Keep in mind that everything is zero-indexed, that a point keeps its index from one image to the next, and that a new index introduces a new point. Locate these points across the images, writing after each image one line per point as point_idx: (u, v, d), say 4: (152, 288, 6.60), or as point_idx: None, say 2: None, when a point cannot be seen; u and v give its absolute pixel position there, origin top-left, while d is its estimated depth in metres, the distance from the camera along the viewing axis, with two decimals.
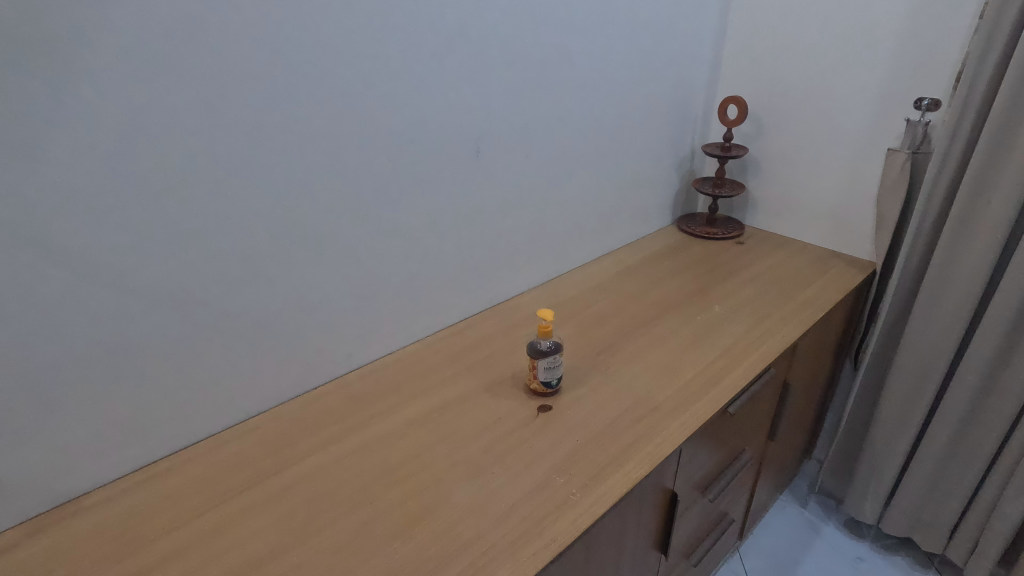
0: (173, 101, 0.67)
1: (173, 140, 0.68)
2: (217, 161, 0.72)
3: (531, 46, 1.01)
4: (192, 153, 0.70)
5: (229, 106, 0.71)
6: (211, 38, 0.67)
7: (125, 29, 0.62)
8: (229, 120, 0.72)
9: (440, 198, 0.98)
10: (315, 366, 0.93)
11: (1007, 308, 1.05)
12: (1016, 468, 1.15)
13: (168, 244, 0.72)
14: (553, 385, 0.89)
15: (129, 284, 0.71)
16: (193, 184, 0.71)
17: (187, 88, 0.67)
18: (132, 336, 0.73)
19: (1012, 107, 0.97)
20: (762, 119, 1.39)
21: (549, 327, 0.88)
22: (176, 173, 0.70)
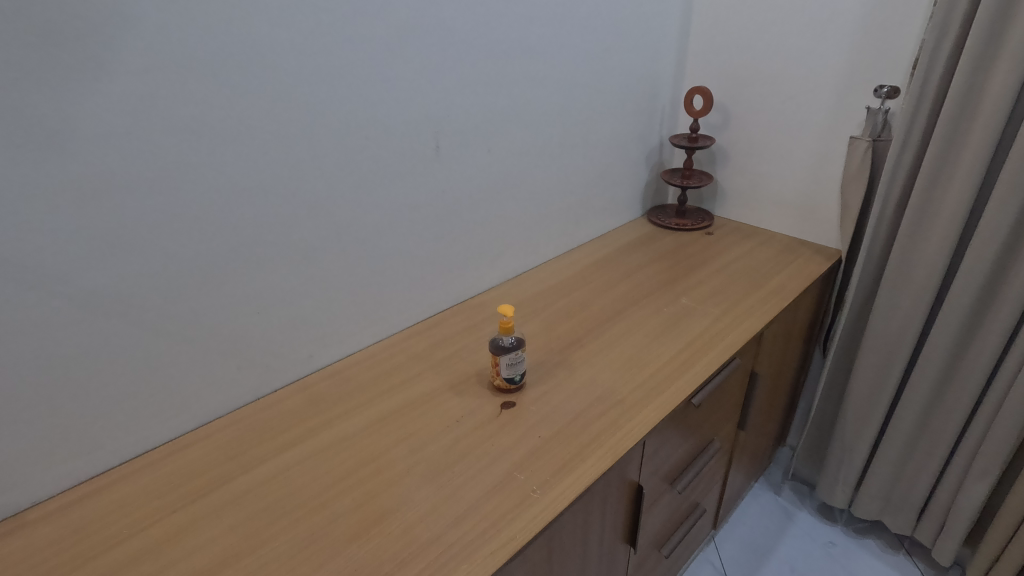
0: (109, 96, 0.64)
1: (110, 140, 0.66)
2: (159, 161, 0.70)
3: (491, 39, 0.99)
4: (131, 154, 0.67)
5: (171, 104, 0.69)
6: (147, 34, 0.65)
7: (51, 26, 0.59)
8: (171, 119, 0.69)
9: (401, 195, 0.97)
10: (275, 369, 0.91)
11: (966, 292, 1.07)
12: (979, 450, 1.16)
13: (108, 248, 0.69)
14: (516, 380, 0.88)
15: (68, 291, 0.68)
16: (134, 184, 0.69)
17: (123, 87, 0.65)
18: (74, 344, 0.70)
19: (967, 92, 0.98)
20: (728, 110, 1.40)
21: (509, 323, 0.86)
22: (116, 174, 0.67)
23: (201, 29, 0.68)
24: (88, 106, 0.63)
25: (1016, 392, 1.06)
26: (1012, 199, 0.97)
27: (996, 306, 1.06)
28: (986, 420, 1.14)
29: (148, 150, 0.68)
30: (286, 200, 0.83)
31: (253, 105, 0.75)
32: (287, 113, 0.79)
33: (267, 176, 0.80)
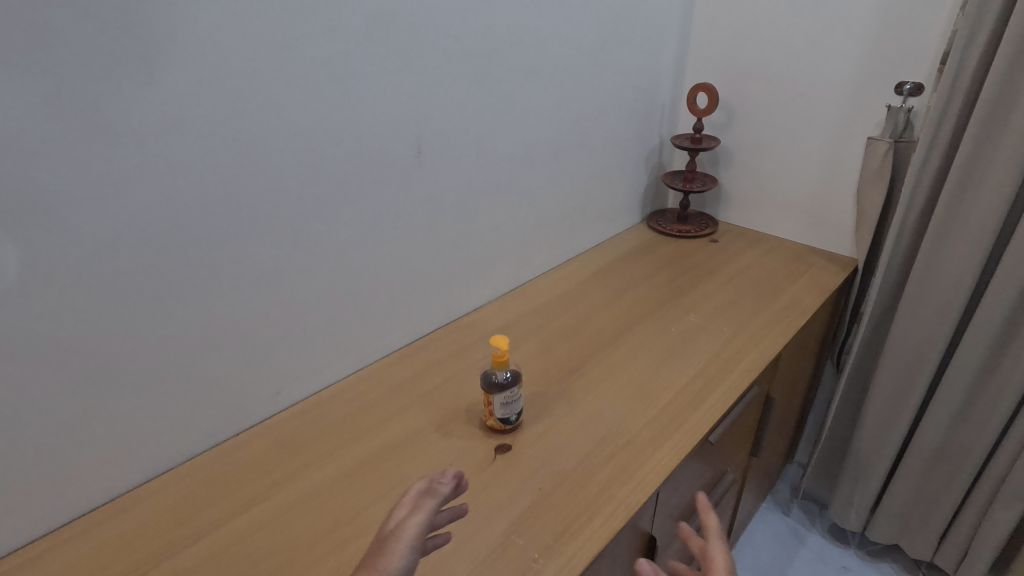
0: (15, 98, 0.52)
1: (18, 155, 0.54)
2: (83, 177, 0.58)
3: (477, 29, 0.88)
4: (48, 170, 0.56)
5: (95, 108, 0.57)
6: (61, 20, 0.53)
7: None
8: (96, 127, 0.57)
9: (377, 208, 0.85)
10: (235, 410, 0.79)
11: (999, 308, 0.98)
12: (1008, 473, 1.08)
13: (22, 283, 0.57)
14: (513, 421, 0.77)
15: None
16: (53, 204, 0.57)
17: (34, 92, 0.53)
18: None
19: (1003, 89, 0.89)
20: (733, 108, 1.30)
21: (504, 356, 0.77)
22: (28, 191, 0.55)
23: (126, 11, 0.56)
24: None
25: None
26: None
27: None
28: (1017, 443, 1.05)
29: (67, 162, 0.56)
30: (243, 217, 0.71)
31: (200, 107, 0.63)
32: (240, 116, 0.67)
33: (219, 190, 0.68)
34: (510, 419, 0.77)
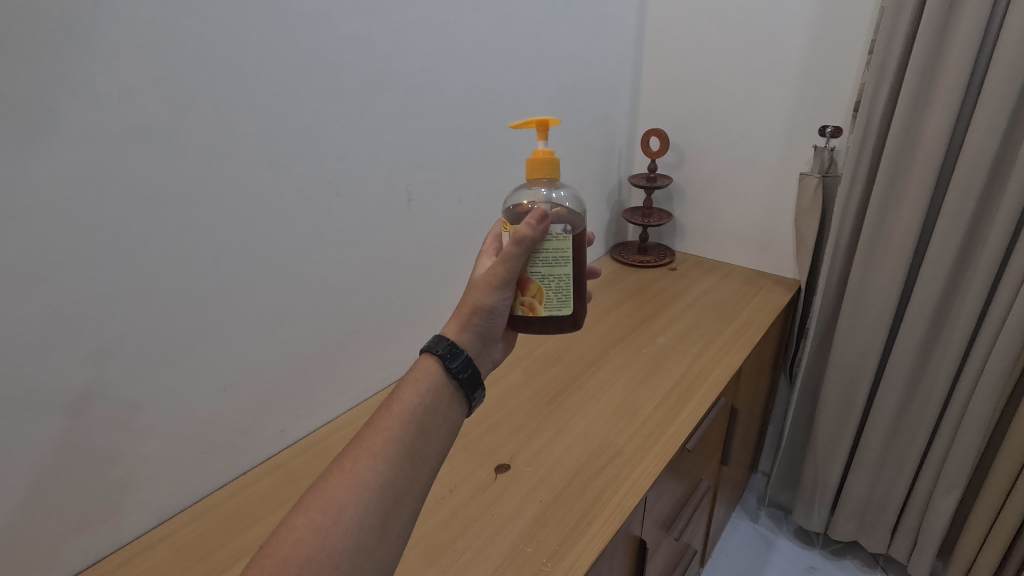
0: (78, 168, 0.58)
1: (75, 219, 0.59)
2: (128, 234, 0.63)
3: (459, 89, 0.97)
4: (98, 229, 0.61)
5: (139, 170, 0.62)
6: (115, 91, 0.59)
7: (21, 99, 0.53)
8: (139, 188, 0.63)
9: (374, 252, 0.92)
10: (245, 449, 0.83)
11: (922, 316, 1.12)
12: (942, 467, 1.21)
13: (69, 334, 0.61)
14: None
15: (17, 388, 0.59)
16: (103, 262, 0.62)
17: (91, 160, 0.59)
18: (27, 448, 0.61)
19: (906, 129, 1.05)
20: (683, 150, 1.45)
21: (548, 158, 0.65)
22: (83, 251, 0.60)
23: (176, 86, 0.63)
24: (34, 169, 0.55)
25: (973, 410, 1.11)
26: (956, 228, 1.03)
27: (949, 328, 1.11)
28: (947, 439, 1.18)
29: (97, 218, 0.60)
30: (257, 266, 0.77)
31: (228, 168, 0.70)
32: (258, 170, 0.73)
33: (240, 245, 0.74)
34: None
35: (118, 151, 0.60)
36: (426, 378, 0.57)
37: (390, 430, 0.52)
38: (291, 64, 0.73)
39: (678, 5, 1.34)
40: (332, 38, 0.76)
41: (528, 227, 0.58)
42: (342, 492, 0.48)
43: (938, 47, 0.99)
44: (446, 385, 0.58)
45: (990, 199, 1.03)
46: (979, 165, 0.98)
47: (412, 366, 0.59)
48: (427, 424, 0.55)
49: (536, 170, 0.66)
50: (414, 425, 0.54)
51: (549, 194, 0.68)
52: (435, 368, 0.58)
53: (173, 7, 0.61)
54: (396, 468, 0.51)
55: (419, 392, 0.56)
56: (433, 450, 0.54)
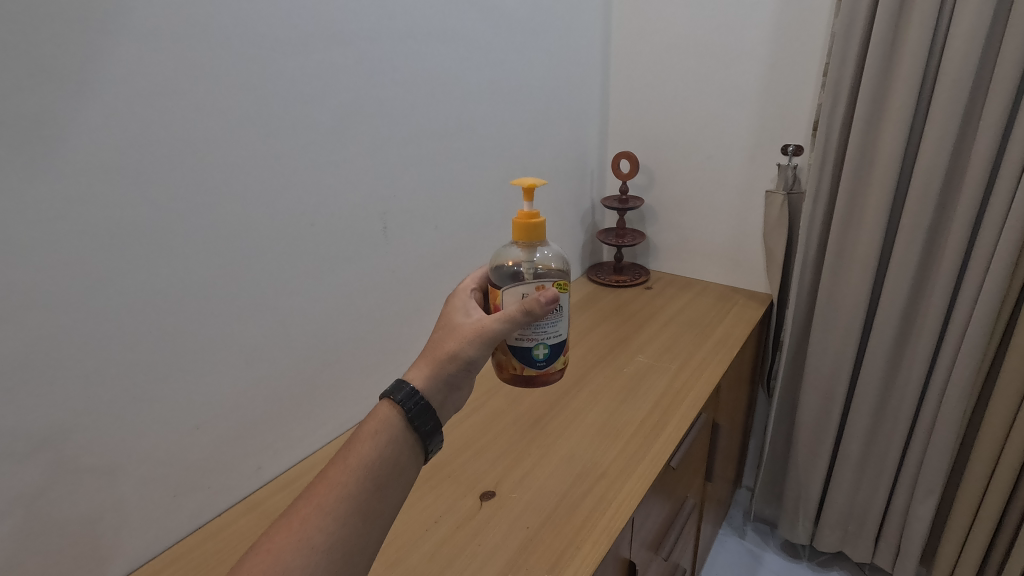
0: (44, 202, 0.57)
1: (41, 256, 0.57)
2: (96, 270, 0.62)
3: (431, 118, 0.98)
4: (65, 266, 0.59)
5: (109, 204, 0.61)
6: (84, 125, 0.58)
7: None
8: (109, 222, 0.62)
9: (351, 282, 0.91)
10: (219, 489, 0.80)
11: (889, 325, 1.15)
12: (919, 471, 1.23)
13: (33, 375, 0.59)
14: (541, 361, 0.67)
15: None
16: (71, 298, 0.60)
17: (59, 196, 0.58)
18: None
19: (863, 146, 1.09)
20: (652, 171, 1.48)
21: (532, 220, 0.67)
22: (50, 289, 0.59)
23: (146, 119, 0.62)
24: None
25: (944, 415, 1.14)
26: (915, 239, 1.08)
27: (915, 335, 1.15)
28: (922, 444, 1.21)
29: (64, 254, 0.59)
30: (231, 297, 0.75)
31: (199, 200, 0.69)
32: (229, 203, 0.72)
33: (213, 277, 0.73)
34: (540, 355, 0.67)
35: (83, 188, 0.59)
36: (383, 425, 0.57)
37: (343, 485, 0.52)
38: (264, 97, 0.73)
39: (640, 34, 1.39)
40: (303, 70, 0.77)
41: (538, 303, 0.61)
42: (289, 552, 0.48)
43: (886, 69, 1.04)
44: (404, 435, 0.58)
45: (945, 210, 1.07)
46: (932, 178, 1.03)
47: (371, 412, 0.59)
48: (385, 479, 0.55)
49: (522, 232, 0.68)
50: (369, 479, 0.53)
51: (539, 254, 0.72)
52: (393, 416, 0.58)
53: (143, 43, 0.61)
54: (347, 528, 0.51)
55: (377, 444, 0.56)
56: (388, 507, 0.54)
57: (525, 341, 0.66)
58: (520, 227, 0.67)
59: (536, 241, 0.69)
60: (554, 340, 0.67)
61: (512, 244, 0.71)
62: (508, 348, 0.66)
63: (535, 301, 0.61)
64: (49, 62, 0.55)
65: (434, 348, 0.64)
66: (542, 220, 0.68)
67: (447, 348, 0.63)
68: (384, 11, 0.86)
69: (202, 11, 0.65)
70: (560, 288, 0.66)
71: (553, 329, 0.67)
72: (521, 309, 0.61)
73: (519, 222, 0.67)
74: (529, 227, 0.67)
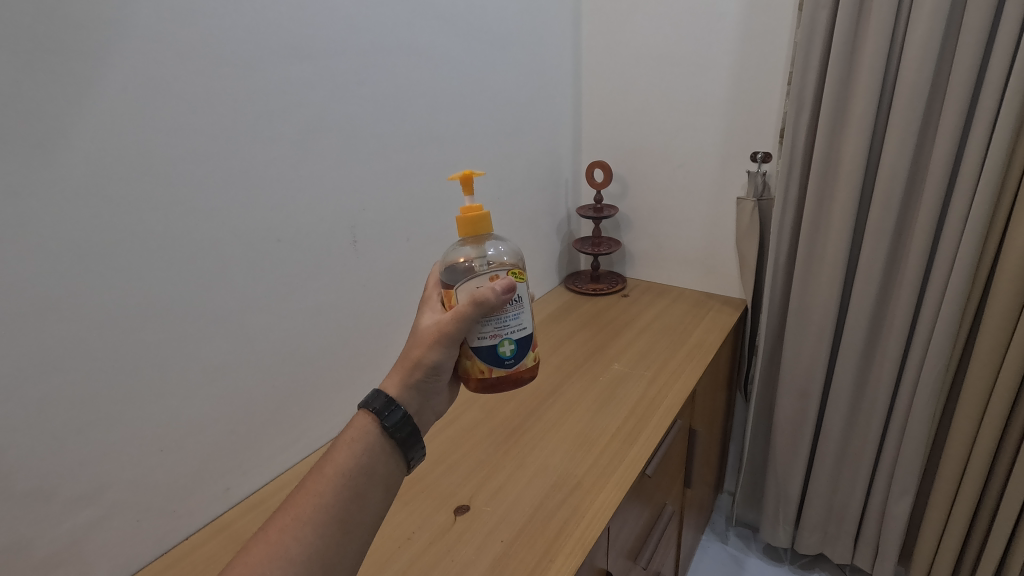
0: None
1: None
2: (51, 292, 0.60)
3: (401, 130, 0.98)
4: (17, 289, 0.58)
5: (64, 223, 0.60)
6: (38, 145, 0.57)
7: None
8: (65, 242, 0.60)
9: (321, 296, 0.91)
10: (187, 511, 0.79)
11: (859, 327, 1.17)
12: (893, 472, 1.24)
13: None
14: (508, 357, 0.64)
15: None
16: (24, 322, 0.59)
17: (13, 217, 0.56)
18: None
19: (827, 152, 1.11)
20: (626, 180, 1.50)
21: (476, 211, 0.68)
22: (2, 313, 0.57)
23: (105, 138, 0.62)
24: None
25: (915, 415, 1.16)
26: (881, 242, 1.10)
27: (885, 337, 1.16)
28: (895, 444, 1.22)
29: (16, 277, 0.57)
30: (196, 317, 0.74)
31: (160, 218, 0.68)
32: (193, 219, 0.71)
33: (176, 297, 0.71)
34: (507, 352, 0.64)
35: (35, 208, 0.58)
36: (361, 434, 0.57)
37: (321, 496, 0.52)
38: (228, 112, 0.72)
39: (610, 45, 1.41)
40: (267, 85, 0.77)
41: (491, 293, 0.60)
42: (264, 566, 0.47)
43: (847, 77, 1.06)
44: (382, 443, 0.57)
45: (908, 213, 1.10)
46: (895, 183, 1.05)
47: (350, 422, 0.59)
48: (363, 488, 0.54)
49: (468, 225, 0.67)
50: (347, 489, 0.53)
51: (492, 250, 0.70)
52: (371, 426, 0.58)
53: (98, 60, 0.60)
54: (324, 539, 0.51)
55: (354, 453, 0.55)
56: (367, 516, 0.54)
57: (489, 339, 0.63)
58: (464, 222, 0.67)
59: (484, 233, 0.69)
60: (519, 333, 0.64)
61: (460, 243, 0.71)
62: (472, 349, 0.63)
63: (486, 291, 0.60)
64: (8, 84, 0.54)
65: (402, 357, 0.64)
66: (485, 213, 0.68)
67: (413, 355, 0.63)
68: (349, 26, 0.86)
69: (160, 28, 0.64)
70: (516, 277, 0.64)
71: (515, 322, 0.64)
72: (473, 302, 0.60)
73: (463, 217, 0.67)
74: (473, 220, 0.67)
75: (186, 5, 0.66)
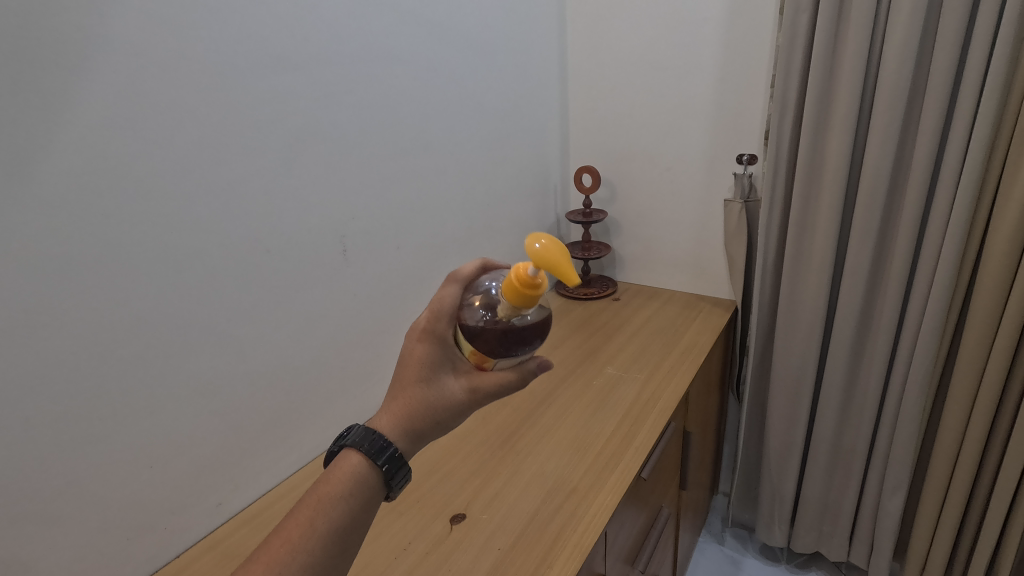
0: None
1: None
2: (34, 308, 0.59)
3: (389, 139, 0.98)
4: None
5: (46, 237, 0.59)
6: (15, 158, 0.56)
7: None
8: (47, 256, 0.60)
9: (310, 307, 0.90)
10: (178, 528, 0.77)
11: (848, 325, 1.18)
12: (885, 468, 1.25)
13: None
14: None
15: None
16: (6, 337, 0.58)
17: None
18: None
19: (812, 152, 1.13)
20: (614, 184, 1.51)
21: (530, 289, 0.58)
22: None
23: (87, 151, 0.61)
24: None
25: (905, 411, 1.17)
26: (867, 240, 1.11)
27: (873, 333, 1.18)
28: (886, 440, 1.23)
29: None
30: (184, 330, 0.73)
31: (144, 230, 0.67)
32: (179, 233, 0.71)
33: (163, 310, 0.70)
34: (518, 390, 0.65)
35: (15, 222, 0.57)
36: (353, 480, 0.54)
37: (309, 548, 0.49)
38: (214, 123, 0.72)
39: (594, 51, 1.42)
40: (254, 94, 0.76)
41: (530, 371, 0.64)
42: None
43: (828, 79, 1.08)
44: (373, 489, 0.55)
45: (892, 211, 1.11)
46: (878, 181, 1.07)
47: (341, 460, 0.56)
48: (348, 540, 0.52)
49: (517, 300, 0.59)
50: (336, 542, 0.51)
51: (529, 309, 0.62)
52: (365, 470, 0.55)
53: (78, 72, 0.59)
54: None
55: (347, 501, 0.53)
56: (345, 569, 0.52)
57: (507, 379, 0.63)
58: (513, 294, 0.58)
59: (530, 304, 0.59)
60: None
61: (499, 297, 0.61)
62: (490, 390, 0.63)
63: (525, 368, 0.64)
64: None
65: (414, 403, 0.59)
66: (540, 287, 0.59)
67: (429, 409, 0.59)
68: (334, 34, 0.86)
69: (142, 38, 0.64)
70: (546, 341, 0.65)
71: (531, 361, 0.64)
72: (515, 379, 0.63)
73: (514, 286, 0.58)
74: (525, 290, 0.58)
75: (166, 13, 0.65)
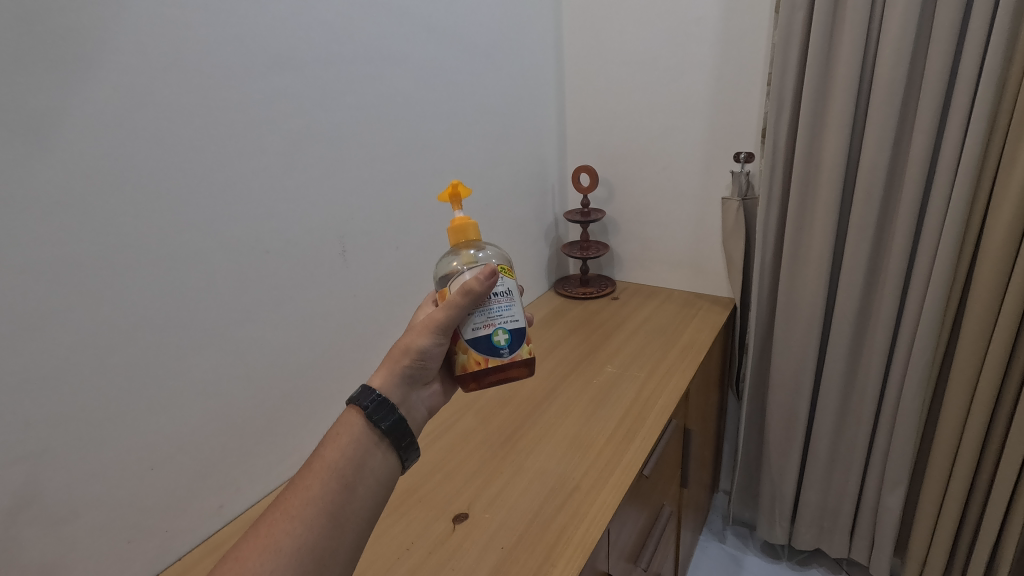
0: None
1: None
2: (33, 309, 0.59)
3: (387, 140, 0.99)
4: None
5: (47, 237, 0.59)
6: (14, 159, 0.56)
7: None
8: (47, 257, 0.59)
9: (309, 308, 0.90)
10: (179, 530, 0.77)
11: (846, 321, 1.18)
12: (885, 463, 1.26)
13: None
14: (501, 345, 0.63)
15: None
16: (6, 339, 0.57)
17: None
18: None
19: (809, 149, 1.13)
20: (612, 184, 1.51)
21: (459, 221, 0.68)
22: None
23: (87, 150, 0.61)
24: None
25: (904, 407, 1.17)
26: (864, 235, 1.11)
27: (872, 329, 1.18)
28: (886, 436, 1.23)
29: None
30: (185, 331, 0.73)
31: (145, 230, 0.67)
32: (179, 233, 0.70)
33: (163, 311, 0.70)
34: (501, 342, 0.63)
35: (14, 223, 0.56)
36: (345, 427, 0.58)
37: (312, 487, 0.52)
38: (213, 123, 0.72)
39: (591, 52, 1.42)
40: (253, 95, 0.76)
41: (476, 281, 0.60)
42: (257, 562, 0.48)
43: (824, 77, 1.09)
44: (368, 435, 0.58)
45: (888, 207, 1.12)
46: (875, 177, 1.07)
47: (338, 418, 0.59)
48: (350, 477, 0.54)
49: (456, 237, 0.68)
50: (336, 479, 0.54)
51: (478, 254, 0.68)
52: (357, 420, 0.58)
53: (77, 72, 0.59)
54: (316, 530, 0.51)
55: (342, 447, 0.56)
56: (359, 507, 0.54)
57: (482, 330, 0.62)
58: (452, 232, 0.68)
59: (469, 240, 0.68)
60: (512, 324, 0.63)
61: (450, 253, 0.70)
62: (468, 343, 0.62)
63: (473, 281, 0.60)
64: None
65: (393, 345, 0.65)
66: (471, 220, 0.68)
67: (402, 343, 0.63)
68: (332, 36, 0.86)
69: (140, 39, 0.64)
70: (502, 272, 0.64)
71: (507, 314, 0.63)
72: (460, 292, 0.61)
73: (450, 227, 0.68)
74: (457, 225, 0.68)
75: (165, 14, 0.65)
